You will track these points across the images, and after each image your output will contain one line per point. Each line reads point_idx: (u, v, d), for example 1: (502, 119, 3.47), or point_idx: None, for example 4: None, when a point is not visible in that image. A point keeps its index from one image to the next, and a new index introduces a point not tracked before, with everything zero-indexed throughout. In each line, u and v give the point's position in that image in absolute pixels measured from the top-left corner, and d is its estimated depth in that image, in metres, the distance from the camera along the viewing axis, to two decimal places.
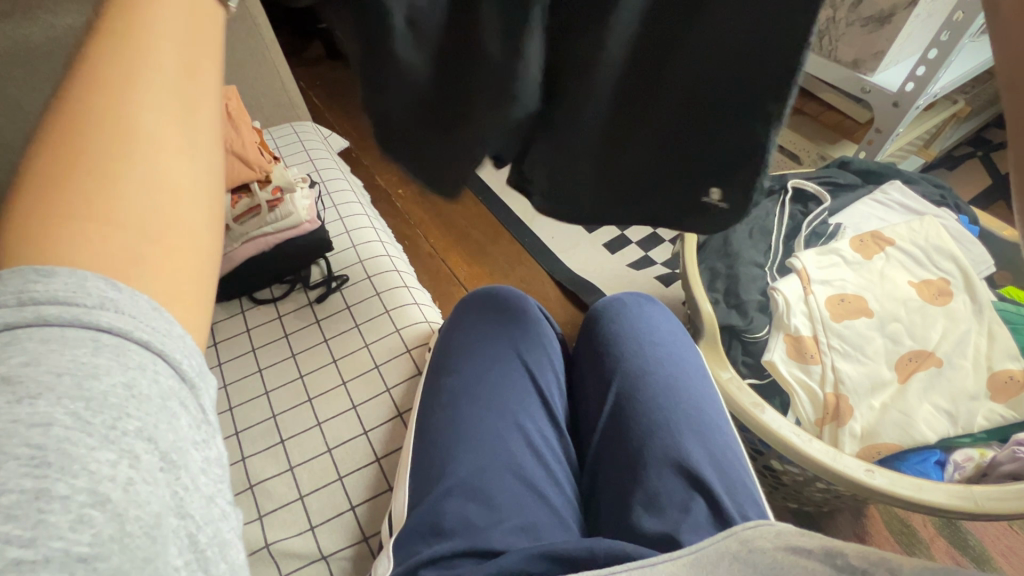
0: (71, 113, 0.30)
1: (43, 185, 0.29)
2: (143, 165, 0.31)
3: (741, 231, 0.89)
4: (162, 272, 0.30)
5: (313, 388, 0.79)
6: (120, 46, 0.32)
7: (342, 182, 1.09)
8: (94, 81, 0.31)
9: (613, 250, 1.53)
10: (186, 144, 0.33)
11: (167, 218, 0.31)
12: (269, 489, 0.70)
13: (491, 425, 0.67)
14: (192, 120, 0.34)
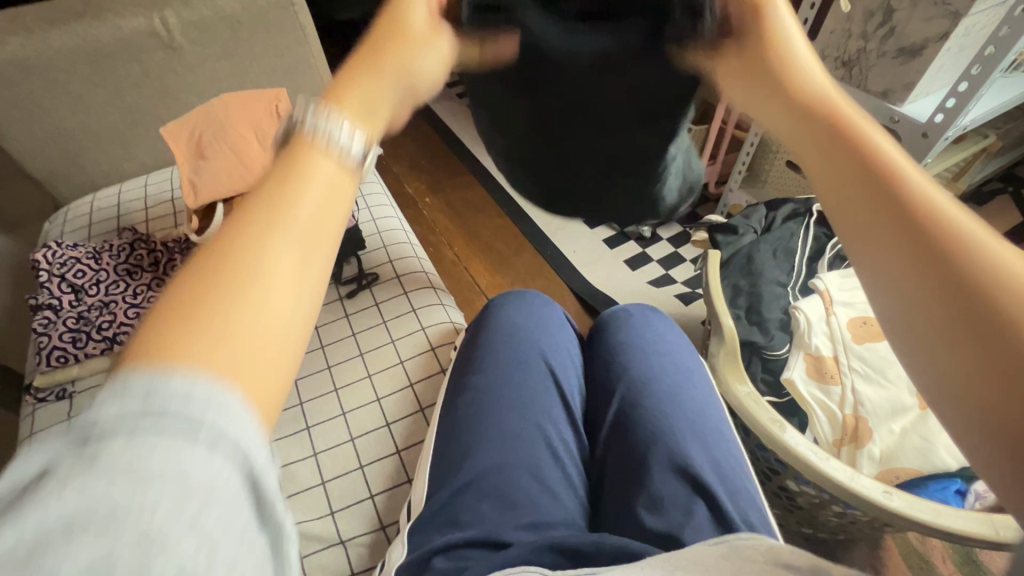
0: (215, 253, 0.31)
1: (167, 316, 0.29)
2: (260, 295, 0.30)
3: (766, 250, 0.89)
4: (257, 395, 0.29)
5: (339, 378, 0.82)
6: (273, 195, 0.33)
7: (377, 185, 1.14)
8: (244, 222, 0.32)
9: (633, 267, 1.55)
10: (295, 281, 0.31)
11: (262, 343, 0.30)
12: (293, 473, 0.73)
13: (508, 422, 0.68)
14: (315, 272, 0.33)
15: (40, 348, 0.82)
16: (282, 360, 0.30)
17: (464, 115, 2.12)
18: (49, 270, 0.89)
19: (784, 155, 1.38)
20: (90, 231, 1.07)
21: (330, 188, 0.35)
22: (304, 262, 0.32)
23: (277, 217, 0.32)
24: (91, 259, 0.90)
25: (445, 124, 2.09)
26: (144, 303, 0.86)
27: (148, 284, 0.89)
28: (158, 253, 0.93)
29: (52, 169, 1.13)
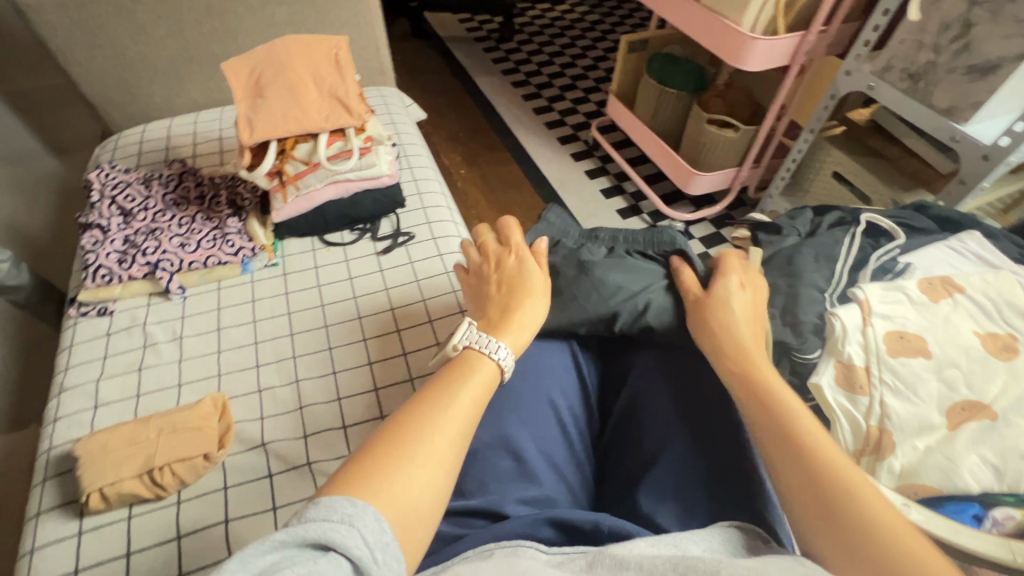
0: (395, 434, 0.47)
1: (393, 449, 0.46)
2: (459, 399, 0.51)
3: (808, 253, 0.86)
4: (438, 484, 0.46)
5: (368, 330, 0.83)
6: (434, 406, 0.50)
7: (419, 148, 1.15)
8: (407, 441, 0.47)
9: None
10: (476, 417, 0.52)
11: (429, 486, 0.45)
12: (317, 413, 0.74)
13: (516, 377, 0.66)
14: (483, 377, 0.55)
15: (85, 265, 0.84)
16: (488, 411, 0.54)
17: (508, 93, 2.11)
18: (101, 192, 0.91)
19: (831, 166, 1.35)
20: (139, 159, 1.09)
21: (479, 397, 0.53)
22: (459, 443, 0.49)
23: (468, 396, 0.53)
24: (141, 186, 0.93)
25: (487, 99, 2.09)
26: (187, 234, 0.89)
27: (193, 217, 0.91)
28: (205, 188, 0.95)
29: (108, 95, 1.15)
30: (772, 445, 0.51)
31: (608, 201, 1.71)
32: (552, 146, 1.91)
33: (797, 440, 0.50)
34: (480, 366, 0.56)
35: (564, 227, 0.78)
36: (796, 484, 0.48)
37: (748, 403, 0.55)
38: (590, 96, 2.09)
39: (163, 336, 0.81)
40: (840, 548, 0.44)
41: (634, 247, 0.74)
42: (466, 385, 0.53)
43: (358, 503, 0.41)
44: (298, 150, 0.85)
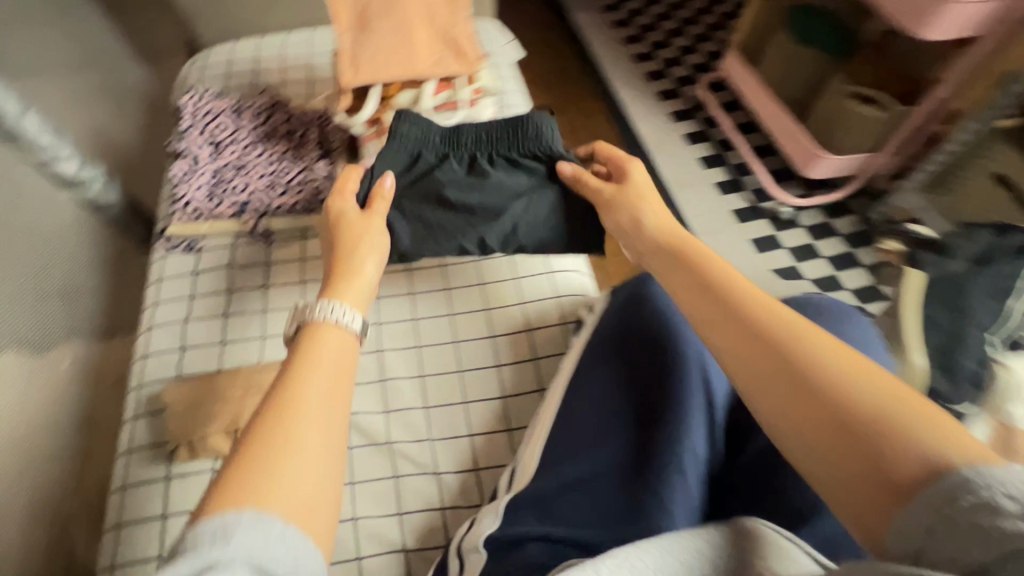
0: (257, 444, 0.41)
1: (258, 457, 0.40)
2: (315, 372, 0.47)
3: (980, 284, 0.72)
4: (316, 461, 0.42)
5: (455, 304, 0.77)
6: (289, 393, 0.45)
7: (518, 97, 1.03)
8: (273, 443, 0.41)
9: (758, 248, 1.39)
10: (339, 384, 0.48)
11: (309, 474, 0.41)
12: (398, 389, 0.71)
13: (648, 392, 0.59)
14: (328, 340, 0.51)
15: (175, 198, 0.82)
16: (348, 370, 0.50)
17: (607, 33, 1.89)
18: (192, 119, 0.87)
19: (995, 168, 1.16)
20: (228, 81, 1.03)
21: (335, 360, 0.49)
22: (325, 411, 0.45)
23: (319, 369, 0.48)
24: (231, 116, 0.88)
25: (583, 39, 1.88)
26: (276, 175, 0.84)
27: (281, 155, 0.86)
28: (294, 124, 0.89)
29: (199, 7, 1.08)
30: (766, 393, 0.43)
31: (706, 171, 1.55)
32: (650, 100, 1.72)
33: (789, 370, 0.43)
34: (328, 333, 0.51)
35: (479, 133, 0.70)
36: (825, 444, 0.40)
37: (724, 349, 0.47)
38: (700, 44, 1.84)
39: (247, 283, 0.78)
40: (880, 482, 0.37)
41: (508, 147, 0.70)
42: (317, 354, 0.49)
43: (232, 517, 0.36)
44: (401, 96, 0.74)
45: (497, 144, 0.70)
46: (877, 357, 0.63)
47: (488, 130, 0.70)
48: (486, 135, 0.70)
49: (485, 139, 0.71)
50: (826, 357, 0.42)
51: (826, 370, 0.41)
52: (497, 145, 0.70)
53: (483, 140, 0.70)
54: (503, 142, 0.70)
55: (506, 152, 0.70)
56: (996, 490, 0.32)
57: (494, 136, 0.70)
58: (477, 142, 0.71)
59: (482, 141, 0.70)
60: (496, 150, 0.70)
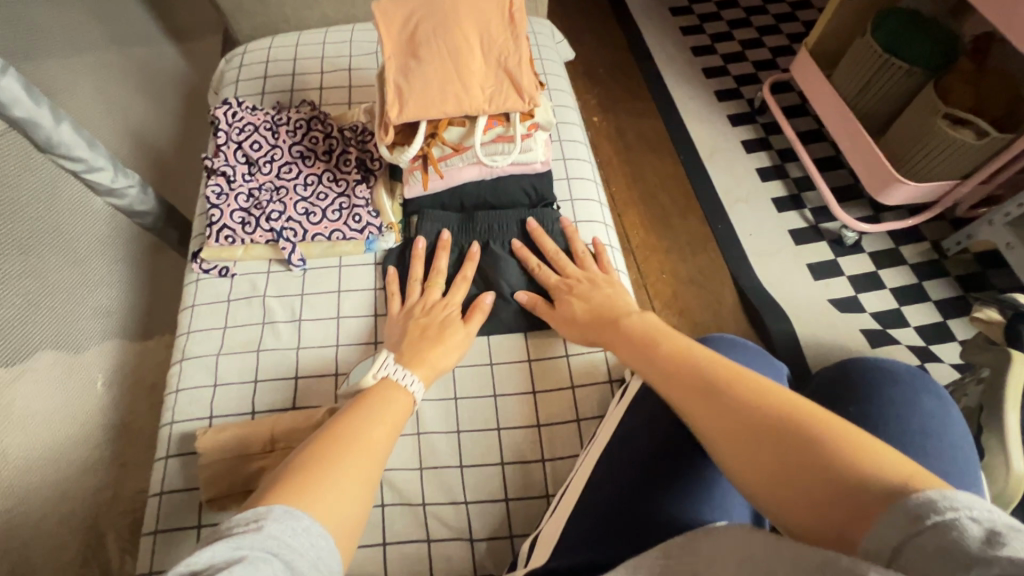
0: (306, 459, 0.49)
1: (301, 470, 0.48)
2: (364, 413, 0.55)
3: None
4: (345, 475, 0.48)
5: (495, 352, 0.74)
6: (338, 429, 0.53)
7: (571, 112, 0.95)
8: (315, 458, 0.49)
9: (816, 275, 1.29)
10: (385, 426, 0.55)
11: (336, 487, 0.47)
12: (433, 443, 0.68)
13: (712, 464, 0.56)
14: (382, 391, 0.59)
15: (210, 221, 0.78)
16: (387, 410, 0.57)
17: (663, 22, 1.76)
18: (227, 133, 0.83)
19: None
20: (265, 84, 0.98)
21: (387, 408, 0.57)
22: (362, 439, 0.52)
23: (377, 412, 0.56)
24: (268, 131, 0.83)
25: (636, 29, 1.76)
26: (313, 199, 0.79)
27: (319, 176, 0.81)
28: (333, 141, 0.84)
29: (238, 1, 1.02)
30: (735, 449, 0.45)
31: (763, 184, 1.44)
32: (706, 100, 1.60)
33: (752, 421, 0.46)
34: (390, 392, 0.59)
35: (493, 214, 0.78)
36: (796, 492, 0.42)
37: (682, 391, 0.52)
38: (765, 38, 1.70)
39: (281, 315, 0.75)
40: (837, 502, 0.39)
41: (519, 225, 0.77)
42: (384, 408, 0.57)
43: (264, 509, 0.42)
44: (449, 131, 0.72)
45: (508, 224, 0.77)
46: (965, 457, 0.57)
47: (500, 212, 0.78)
48: (499, 215, 0.77)
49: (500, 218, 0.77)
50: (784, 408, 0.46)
51: (787, 419, 0.45)
52: (508, 224, 0.77)
53: (497, 220, 0.77)
54: (514, 221, 0.77)
55: (518, 231, 0.77)
56: (962, 513, 0.32)
57: (507, 217, 0.77)
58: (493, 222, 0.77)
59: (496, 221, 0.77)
60: (510, 230, 0.77)
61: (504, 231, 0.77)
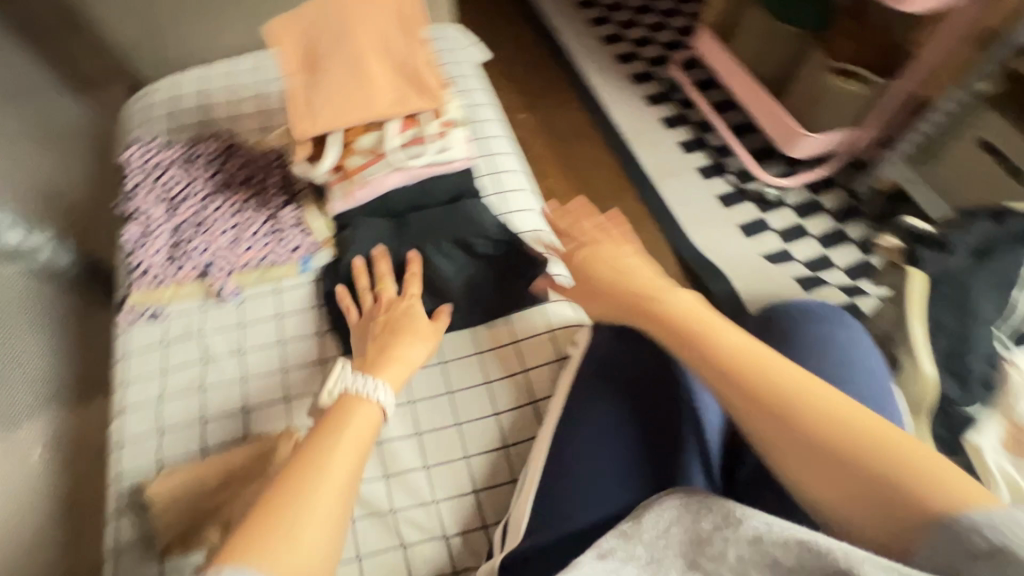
0: (270, 503, 0.46)
1: (261, 518, 0.44)
2: (331, 439, 0.52)
3: (983, 279, 0.68)
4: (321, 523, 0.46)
5: (446, 351, 0.74)
6: (307, 466, 0.49)
7: (490, 109, 0.98)
8: (276, 507, 0.45)
9: (747, 233, 1.36)
10: (357, 450, 0.52)
11: (309, 536, 0.45)
12: (395, 450, 0.68)
13: (658, 416, 0.59)
14: (350, 409, 0.55)
15: (131, 266, 0.76)
16: (360, 432, 0.54)
17: (572, 16, 1.82)
18: (141, 179, 0.82)
19: (977, 133, 1.13)
20: (176, 120, 0.96)
21: (363, 432, 0.54)
22: (341, 480, 0.49)
23: (346, 436, 0.53)
24: (184, 168, 0.82)
25: (547, 25, 1.81)
26: (240, 227, 0.78)
27: (242, 204, 0.80)
28: (253, 168, 0.83)
29: None
30: (778, 445, 0.44)
31: (687, 156, 1.51)
32: (623, 84, 1.66)
33: (786, 411, 0.44)
34: (361, 407, 0.56)
35: (422, 216, 0.78)
36: (834, 484, 0.42)
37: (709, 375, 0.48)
38: (669, 20, 1.78)
39: (223, 349, 0.73)
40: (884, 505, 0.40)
41: (450, 222, 0.78)
42: (351, 429, 0.53)
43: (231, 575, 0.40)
44: (362, 139, 0.74)
45: (440, 223, 0.78)
46: (883, 375, 0.63)
47: (429, 213, 0.79)
48: (428, 216, 0.78)
49: (430, 219, 0.78)
50: (817, 396, 0.44)
51: (819, 407, 0.43)
52: (439, 223, 0.78)
53: (427, 221, 0.78)
54: (444, 219, 0.78)
55: (449, 227, 0.78)
56: (998, 526, 0.34)
57: (436, 216, 0.78)
58: (425, 224, 0.78)
59: (427, 223, 0.78)
60: (441, 228, 0.78)
61: (436, 230, 0.77)
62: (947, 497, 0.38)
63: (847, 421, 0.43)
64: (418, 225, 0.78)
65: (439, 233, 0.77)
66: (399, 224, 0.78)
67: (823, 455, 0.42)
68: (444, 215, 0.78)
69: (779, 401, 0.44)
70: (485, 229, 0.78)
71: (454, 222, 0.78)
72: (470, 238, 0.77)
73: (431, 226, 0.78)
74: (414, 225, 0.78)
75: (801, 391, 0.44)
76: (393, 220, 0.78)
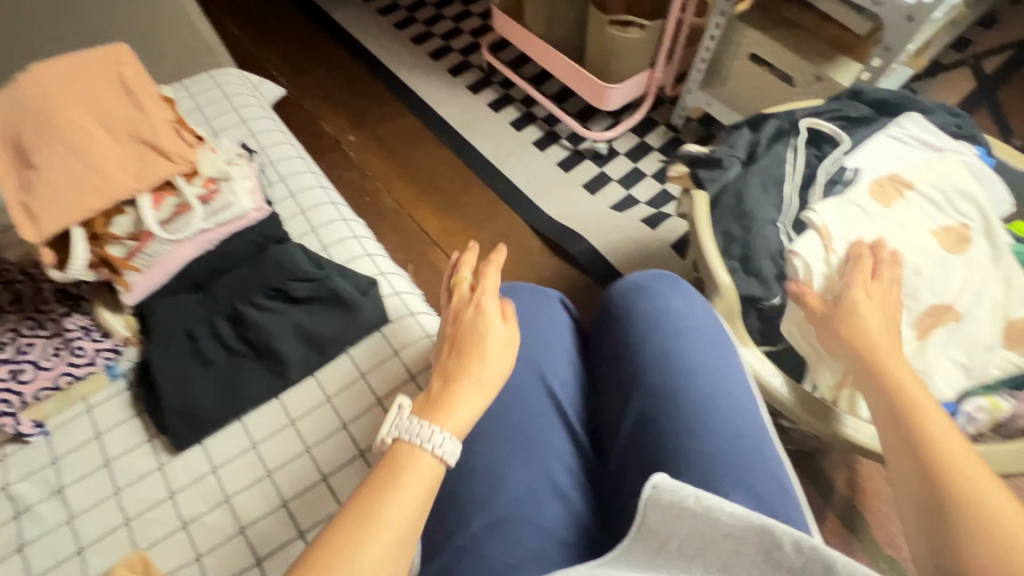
0: (316, 555, 0.43)
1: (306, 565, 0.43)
2: (390, 507, 0.46)
3: (754, 184, 0.76)
4: None
5: (294, 408, 0.70)
6: (358, 529, 0.45)
7: (288, 147, 0.94)
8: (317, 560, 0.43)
9: (593, 191, 1.42)
10: (409, 505, 0.47)
11: None
12: (262, 530, 0.63)
13: (505, 403, 0.63)
14: (411, 466, 0.49)
15: None
16: (412, 489, 0.48)
17: (376, 25, 1.78)
18: None
19: (748, 47, 1.23)
20: None
21: (421, 489, 0.48)
22: (394, 547, 0.45)
23: (401, 492, 0.47)
24: None
25: (353, 39, 1.77)
26: (18, 356, 0.68)
27: (14, 330, 0.70)
28: (19, 285, 0.72)
29: None
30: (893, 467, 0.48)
31: (521, 134, 1.54)
32: (443, 80, 1.66)
33: (921, 444, 0.47)
34: (416, 460, 0.49)
35: (226, 280, 0.73)
36: (909, 501, 0.46)
37: (864, 380, 0.56)
38: (471, 8, 1.80)
39: (37, 495, 0.65)
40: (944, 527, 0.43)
41: (256, 278, 0.73)
42: (401, 485, 0.48)
43: None
44: (116, 225, 0.66)
45: (246, 283, 0.73)
46: (700, 305, 0.67)
47: (233, 276, 0.73)
48: (232, 281, 0.73)
49: (236, 281, 0.73)
50: (945, 438, 0.47)
51: (955, 456, 0.45)
52: (246, 283, 0.73)
53: (232, 285, 0.73)
54: (250, 276, 0.73)
55: (257, 284, 0.73)
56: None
57: (241, 277, 0.73)
58: (230, 289, 0.72)
59: (233, 287, 0.73)
60: (250, 288, 0.73)
61: (245, 291, 0.73)
62: (1002, 526, 0.41)
63: (947, 458, 0.45)
64: (223, 291, 0.72)
65: (249, 295, 0.72)
66: (203, 297, 0.73)
67: (919, 481, 0.46)
68: (249, 273, 0.73)
69: (929, 437, 0.47)
70: (296, 276, 0.73)
71: (262, 278, 0.73)
72: (284, 290, 0.73)
73: (238, 289, 0.73)
74: (219, 294, 0.72)
75: (936, 434, 0.47)
76: (197, 296, 0.73)
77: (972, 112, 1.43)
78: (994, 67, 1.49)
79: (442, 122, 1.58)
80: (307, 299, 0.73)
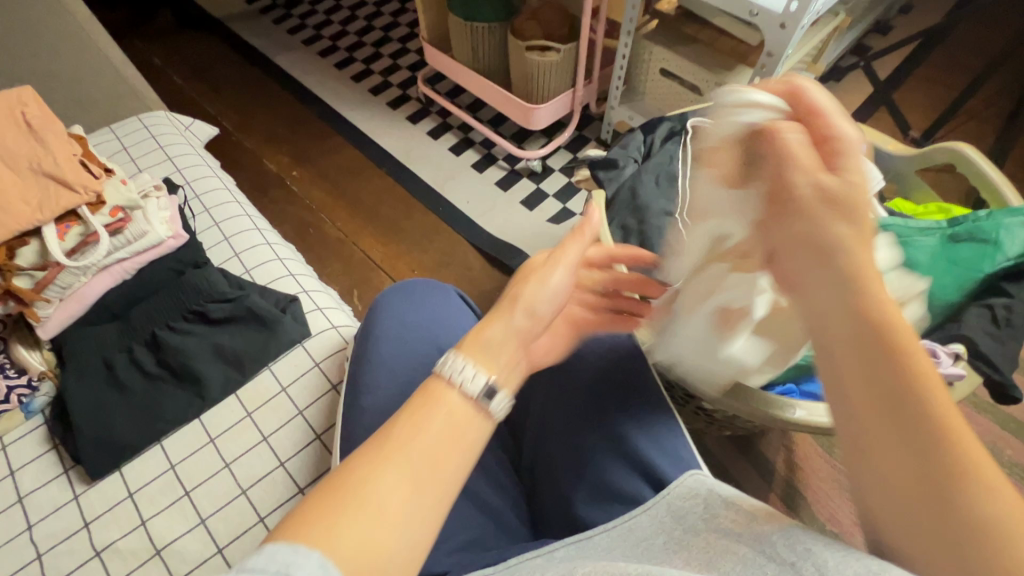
0: (335, 485, 0.40)
1: (324, 496, 0.39)
2: (412, 435, 0.42)
3: (647, 180, 0.82)
4: (370, 532, 0.38)
5: (214, 427, 0.71)
6: (378, 455, 0.41)
7: (213, 180, 0.97)
8: (339, 492, 0.39)
9: (530, 207, 1.48)
10: (437, 435, 0.42)
11: (358, 536, 0.38)
12: (179, 549, 0.63)
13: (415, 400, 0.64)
14: (437, 401, 0.44)
15: None
16: (438, 418, 0.43)
17: (317, 66, 1.85)
18: None
19: (657, 62, 1.32)
20: None
21: (449, 424, 0.43)
22: (414, 482, 0.40)
23: (426, 425, 0.43)
24: None
25: (295, 80, 1.83)
26: None
27: None
28: None
29: None
30: (863, 415, 0.37)
31: (459, 158, 1.60)
32: (383, 113, 1.73)
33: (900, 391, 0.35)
34: (445, 395, 0.44)
35: (142, 306, 0.74)
36: (885, 468, 0.36)
37: (813, 283, 0.40)
38: (407, 45, 1.89)
39: None
40: (921, 502, 0.34)
41: (175, 302, 0.74)
42: (430, 417, 0.43)
43: (282, 554, 0.35)
44: (22, 256, 0.68)
45: (164, 307, 0.74)
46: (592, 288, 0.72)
47: (150, 302, 0.74)
48: (148, 307, 0.74)
49: (153, 307, 0.74)
50: (932, 385, 0.36)
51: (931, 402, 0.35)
52: (164, 308, 0.74)
53: (148, 310, 0.74)
54: (167, 300, 0.75)
55: (175, 308, 0.74)
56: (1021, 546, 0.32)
57: (160, 302, 0.74)
58: (148, 315, 0.74)
59: (151, 312, 0.74)
60: (167, 311, 0.74)
61: (163, 316, 0.74)
62: (999, 514, 0.32)
63: (937, 414, 0.35)
64: (139, 318, 0.73)
65: (166, 318, 0.74)
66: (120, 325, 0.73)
67: (898, 442, 0.35)
68: (168, 297, 0.75)
69: (910, 379, 0.36)
70: (213, 296, 0.75)
71: (180, 301, 0.75)
72: (200, 310, 0.75)
73: (156, 313, 0.74)
74: (137, 321, 0.73)
75: (915, 372, 0.36)
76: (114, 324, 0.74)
77: (870, 109, 1.55)
78: (887, 70, 1.62)
79: (383, 152, 1.63)
80: (225, 318, 0.75)
